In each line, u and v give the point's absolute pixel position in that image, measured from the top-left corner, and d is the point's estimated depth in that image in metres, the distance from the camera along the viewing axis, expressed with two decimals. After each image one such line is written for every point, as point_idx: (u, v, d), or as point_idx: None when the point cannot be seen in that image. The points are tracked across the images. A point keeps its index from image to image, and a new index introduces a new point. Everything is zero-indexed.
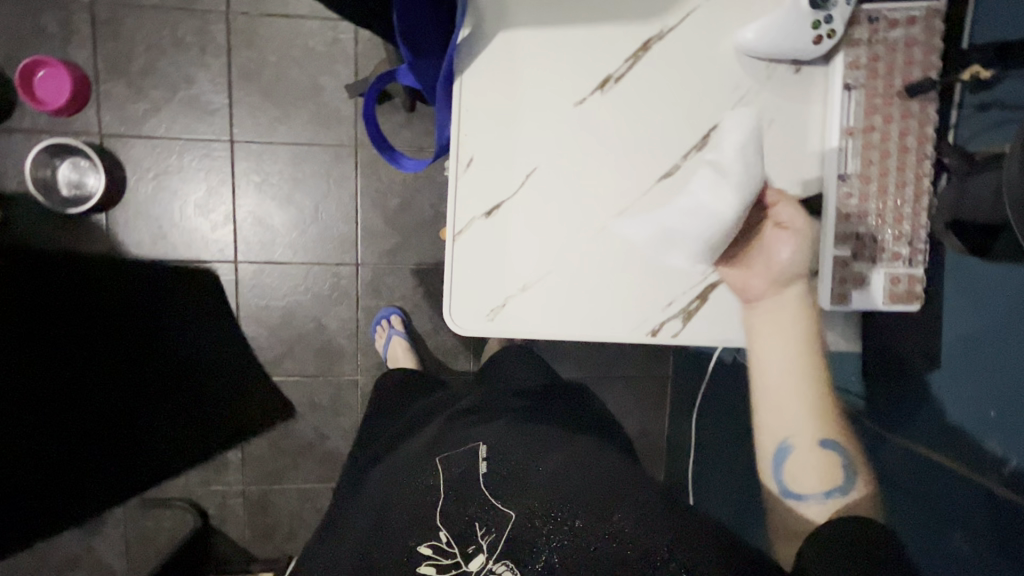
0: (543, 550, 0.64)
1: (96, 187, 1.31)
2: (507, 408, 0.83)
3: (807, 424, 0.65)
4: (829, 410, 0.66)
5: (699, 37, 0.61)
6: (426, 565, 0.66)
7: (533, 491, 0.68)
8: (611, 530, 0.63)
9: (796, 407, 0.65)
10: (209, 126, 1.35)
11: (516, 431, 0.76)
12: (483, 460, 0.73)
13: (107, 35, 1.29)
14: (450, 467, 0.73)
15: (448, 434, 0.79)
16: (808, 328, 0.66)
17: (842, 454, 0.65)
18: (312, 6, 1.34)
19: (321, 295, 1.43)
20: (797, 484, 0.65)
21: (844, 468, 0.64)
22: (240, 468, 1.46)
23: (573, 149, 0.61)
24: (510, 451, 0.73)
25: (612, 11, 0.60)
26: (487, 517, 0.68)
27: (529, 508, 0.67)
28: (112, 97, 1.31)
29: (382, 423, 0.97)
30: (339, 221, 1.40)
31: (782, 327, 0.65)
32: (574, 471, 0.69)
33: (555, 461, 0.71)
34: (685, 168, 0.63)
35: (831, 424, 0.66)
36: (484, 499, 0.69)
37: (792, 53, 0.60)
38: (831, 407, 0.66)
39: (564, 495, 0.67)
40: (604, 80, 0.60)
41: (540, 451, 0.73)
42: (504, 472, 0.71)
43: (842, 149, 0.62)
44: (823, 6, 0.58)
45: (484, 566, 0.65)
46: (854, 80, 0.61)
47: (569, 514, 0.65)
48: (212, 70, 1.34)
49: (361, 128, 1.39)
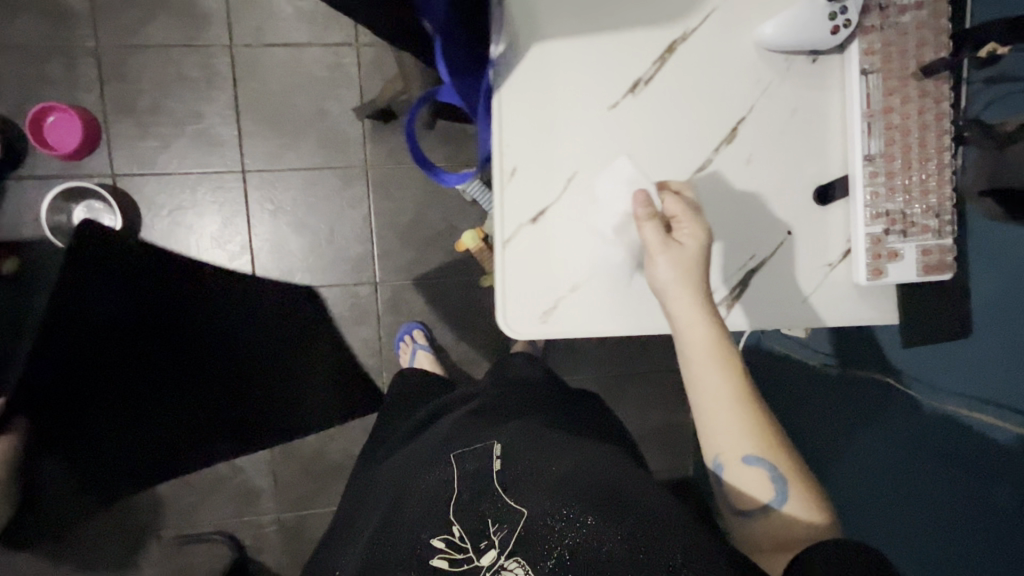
0: (554, 548, 0.64)
1: (111, 228, 1.31)
2: (524, 410, 0.85)
3: (734, 441, 0.58)
4: (759, 421, 0.58)
5: (721, 37, 0.64)
6: (438, 558, 0.67)
7: (543, 489, 0.68)
8: (622, 530, 0.63)
9: (717, 421, 0.58)
10: (218, 158, 1.36)
11: (530, 434, 0.76)
12: (496, 458, 0.73)
13: (113, 77, 1.31)
14: (463, 463, 0.73)
15: (461, 432, 0.79)
16: (719, 332, 0.59)
17: (771, 467, 0.57)
18: (312, 32, 1.36)
19: (341, 316, 1.44)
20: (736, 498, 0.59)
21: (776, 481, 0.57)
22: (273, 496, 1.46)
23: (609, 152, 0.64)
24: (527, 450, 0.73)
25: (637, 18, 0.62)
26: (500, 513, 0.68)
27: (541, 506, 0.67)
28: (121, 138, 1.32)
29: (399, 421, 0.99)
30: (355, 242, 1.42)
31: (696, 344, 0.59)
32: (586, 469, 0.69)
33: (567, 461, 0.71)
34: (717, 161, 0.66)
35: (758, 437, 0.58)
36: (497, 496, 0.69)
37: (811, 44, 0.63)
38: (761, 416, 0.58)
39: (573, 492, 0.67)
40: (635, 84, 0.63)
41: (557, 450, 0.73)
42: (517, 472, 0.71)
43: (864, 132, 0.65)
44: None
45: (496, 562, 0.65)
46: (870, 65, 0.64)
47: (580, 511, 0.65)
48: (218, 103, 1.34)
49: (369, 149, 1.40)
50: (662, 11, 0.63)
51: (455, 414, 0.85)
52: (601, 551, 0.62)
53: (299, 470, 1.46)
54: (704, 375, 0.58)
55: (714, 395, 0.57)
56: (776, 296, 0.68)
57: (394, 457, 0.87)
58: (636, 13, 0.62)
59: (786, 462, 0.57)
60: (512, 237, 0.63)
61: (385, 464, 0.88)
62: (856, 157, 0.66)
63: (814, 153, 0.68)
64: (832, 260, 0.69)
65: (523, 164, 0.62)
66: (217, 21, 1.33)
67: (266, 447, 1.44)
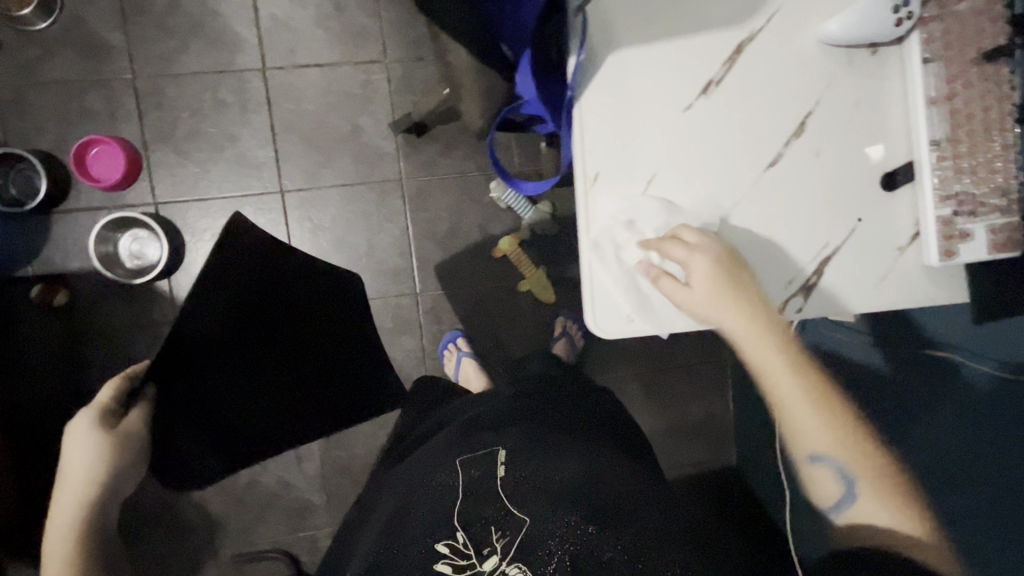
0: (551, 555, 0.65)
1: (157, 255, 1.33)
2: (545, 412, 0.85)
3: (817, 433, 0.61)
4: (841, 424, 0.62)
5: (785, 34, 0.66)
6: (443, 563, 0.67)
7: (546, 495, 0.70)
8: (623, 539, 0.65)
9: (789, 417, 0.63)
10: (257, 180, 1.38)
11: (539, 446, 0.77)
12: (500, 464, 0.74)
13: (151, 107, 1.33)
14: (469, 470, 0.74)
15: (470, 437, 0.80)
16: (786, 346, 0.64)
17: (836, 469, 0.61)
18: (343, 51, 1.38)
19: (384, 328, 1.45)
20: (816, 498, 0.64)
21: (842, 483, 0.61)
22: (326, 510, 1.47)
23: (687, 151, 0.66)
24: (535, 459, 0.74)
25: (705, 22, 0.65)
26: (504, 520, 0.69)
27: (541, 510, 0.68)
28: (161, 165, 1.34)
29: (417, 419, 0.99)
30: (393, 254, 1.44)
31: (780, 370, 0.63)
32: (593, 482, 0.71)
33: (572, 468, 0.73)
34: (788, 155, 0.68)
35: (841, 438, 0.61)
36: (501, 503, 0.70)
37: (875, 37, 0.66)
38: (841, 424, 0.62)
39: (573, 500, 0.69)
40: (708, 86, 0.65)
41: (559, 458, 0.75)
42: (523, 481, 0.72)
43: (928, 118, 0.67)
44: None
45: (498, 566, 0.67)
46: (931, 53, 0.66)
47: (581, 518, 0.67)
48: (254, 125, 1.37)
49: (403, 162, 1.42)
50: (729, 13, 0.65)
51: (463, 418, 0.87)
52: (604, 557, 0.64)
53: (351, 483, 1.47)
54: (765, 359, 0.63)
55: (781, 386, 0.62)
56: (850, 283, 0.71)
57: (403, 461, 0.89)
58: (705, 17, 0.65)
59: (860, 464, 0.61)
60: (598, 240, 0.66)
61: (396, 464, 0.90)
62: (921, 143, 0.68)
63: (879, 142, 0.70)
64: (901, 244, 0.71)
65: (605, 169, 0.65)
66: (249, 46, 1.35)
67: (317, 462, 1.46)
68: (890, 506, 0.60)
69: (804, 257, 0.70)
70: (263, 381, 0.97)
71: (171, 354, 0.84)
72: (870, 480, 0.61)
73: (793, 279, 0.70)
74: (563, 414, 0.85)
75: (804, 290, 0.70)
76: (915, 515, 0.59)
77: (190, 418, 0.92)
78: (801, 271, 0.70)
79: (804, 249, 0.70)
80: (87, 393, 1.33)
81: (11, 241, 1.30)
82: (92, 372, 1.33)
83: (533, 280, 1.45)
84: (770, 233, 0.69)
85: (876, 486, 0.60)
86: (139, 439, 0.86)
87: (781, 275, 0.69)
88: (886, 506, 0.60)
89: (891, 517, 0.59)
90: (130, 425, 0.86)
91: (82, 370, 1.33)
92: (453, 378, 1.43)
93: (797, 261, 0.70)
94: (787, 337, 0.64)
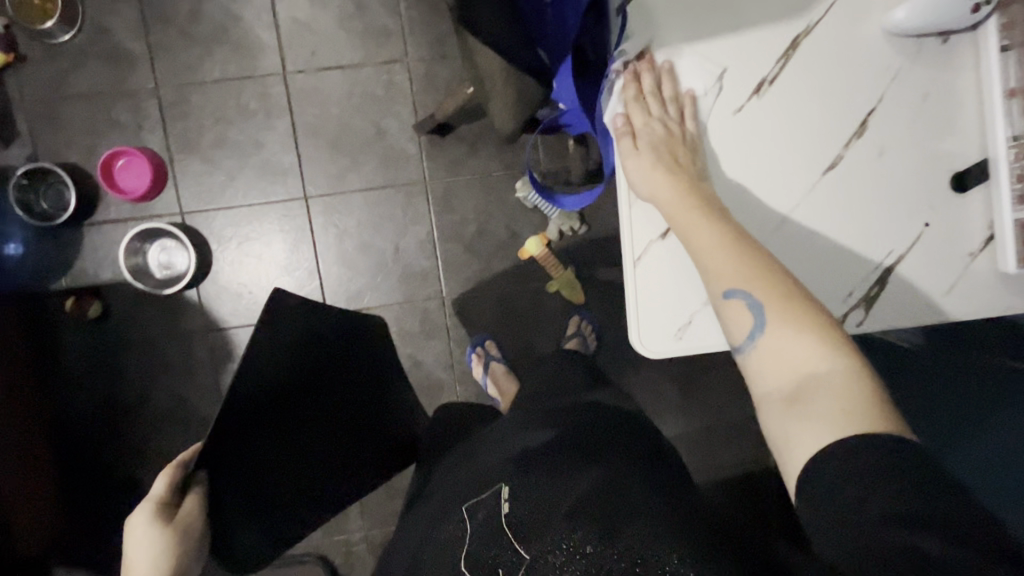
0: None
1: (186, 265, 1.33)
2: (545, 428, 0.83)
3: (721, 263, 0.55)
4: (795, 298, 0.52)
5: (847, 24, 0.61)
6: None
7: (549, 523, 0.68)
8: (621, 550, 0.63)
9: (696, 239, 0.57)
10: (282, 186, 1.37)
11: (540, 471, 0.74)
12: (505, 501, 0.73)
13: (175, 116, 1.33)
14: (477, 512, 0.74)
15: (478, 475, 0.80)
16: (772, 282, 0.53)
17: (744, 297, 0.54)
18: (365, 51, 1.35)
19: (413, 333, 1.44)
20: (732, 337, 0.54)
21: (754, 309, 0.53)
22: (360, 514, 1.47)
23: (738, 157, 0.62)
24: (537, 487, 0.73)
25: (758, 17, 0.60)
26: (508, 558, 0.68)
27: (545, 544, 0.67)
28: (187, 175, 1.34)
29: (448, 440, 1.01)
30: (420, 257, 1.41)
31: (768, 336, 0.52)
32: (595, 496, 0.69)
33: (575, 488, 0.71)
34: (848, 157, 0.63)
35: (771, 291, 0.53)
36: (507, 540, 0.69)
37: (950, 25, 0.60)
38: (801, 302, 0.52)
39: (570, 521, 0.67)
40: (761, 85, 0.61)
41: (558, 480, 0.73)
42: (529, 518, 0.70)
43: (1007, 112, 0.61)
44: None
45: None
46: (1012, 39, 0.60)
47: (580, 540, 0.65)
48: (278, 131, 1.35)
49: (429, 163, 1.39)
50: (784, 5, 0.60)
51: (473, 453, 0.87)
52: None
53: (384, 487, 1.47)
54: (693, 228, 0.57)
55: (715, 264, 0.55)
56: (914, 294, 0.66)
57: (426, 505, 0.88)
58: (757, 9, 0.60)
59: (765, 284, 0.53)
60: (642, 255, 0.62)
61: (419, 502, 0.90)
62: (998, 139, 0.62)
63: (950, 138, 0.64)
64: (973, 249, 0.66)
65: (651, 178, 0.61)
66: (271, 50, 1.33)
67: None
68: (810, 344, 0.50)
69: (866, 267, 0.65)
70: (328, 413, 1.01)
71: (240, 422, 0.84)
72: (784, 303, 0.52)
73: (852, 291, 0.65)
74: (571, 428, 0.81)
75: (865, 302, 0.65)
76: (868, 386, 0.47)
77: (248, 515, 0.88)
78: (862, 282, 0.65)
79: (865, 258, 0.65)
80: (123, 403, 1.35)
81: (45, 254, 1.31)
82: (127, 382, 1.35)
83: (563, 281, 1.41)
84: (828, 242, 0.64)
85: (793, 310, 0.52)
86: (201, 529, 0.76)
87: (840, 286, 0.65)
88: (813, 351, 0.50)
89: (808, 362, 0.49)
90: (189, 516, 0.75)
91: (117, 380, 1.35)
92: (483, 382, 1.40)
93: (857, 271, 0.65)
94: (715, 210, 0.58)
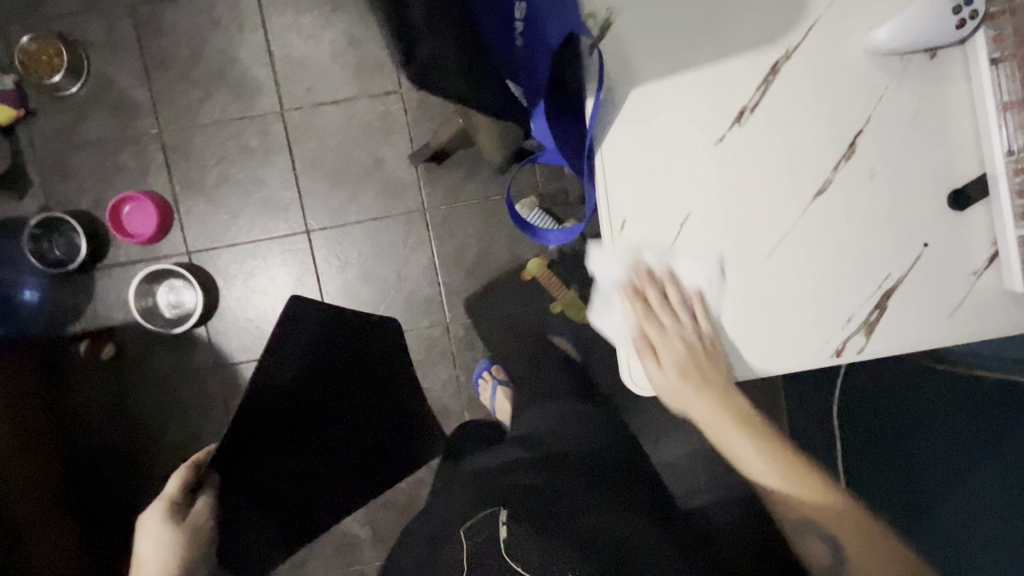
0: None
1: (193, 302, 1.35)
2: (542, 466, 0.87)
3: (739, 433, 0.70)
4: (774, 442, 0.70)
5: (828, 46, 0.60)
6: None
7: (550, 558, 0.70)
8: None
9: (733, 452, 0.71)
10: (284, 221, 1.39)
11: (542, 507, 0.77)
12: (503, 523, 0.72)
13: (178, 158, 1.36)
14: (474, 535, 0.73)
15: (477, 496, 0.81)
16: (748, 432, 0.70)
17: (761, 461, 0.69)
18: (359, 85, 1.37)
19: (418, 360, 1.44)
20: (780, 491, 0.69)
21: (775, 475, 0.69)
22: (374, 543, 1.47)
23: (722, 187, 0.60)
24: (535, 522, 0.73)
25: (734, 45, 0.59)
26: None
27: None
28: (192, 215, 1.37)
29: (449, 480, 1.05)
30: (422, 284, 1.42)
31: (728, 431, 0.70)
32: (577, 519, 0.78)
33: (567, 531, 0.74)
34: (837, 180, 0.61)
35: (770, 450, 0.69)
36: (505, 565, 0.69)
37: (934, 41, 0.58)
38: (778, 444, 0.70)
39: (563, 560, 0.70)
40: (742, 113, 0.60)
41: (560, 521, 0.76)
42: (526, 550, 0.70)
43: (1002, 126, 0.59)
44: None
45: None
46: (1000, 52, 0.58)
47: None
48: (278, 167, 1.38)
49: (427, 191, 1.40)
50: (760, 31, 0.59)
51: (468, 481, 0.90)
52: None
53: (396, 516, 1.46)
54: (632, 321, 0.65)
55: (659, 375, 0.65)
56: (918, 317, 0.63)
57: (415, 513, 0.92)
58: (732, 38, 0.59)
59: (763, 449, 0.69)
60: None
61: (416, 525, 0.88)
62: (994, 154, 0.60)
63: (945, 155, 0.62)
64: (977, 268, 0.63)
65: (632, 214, 0.60)
66: (269, 89, 1.36)
67: None
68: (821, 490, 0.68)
69: (864, 291, 0.63)
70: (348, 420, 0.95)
71: (240, 438, 0.79)
72: (778, 454, 0.69)
73: (851, 317, 0.63)
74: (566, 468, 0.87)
75: (865, 329, 0.63)
76: (813, 486, 0.68)
77: (265, 511, 0.88)
78: (860, 307, 0.63)
79: (863, 282, 0.63)
80: (137, 440, 1.37)
81: (59, 299, 1.35)
82: (141, 420, 1.37)
83: (567, 300, 1.41)
84: (822, 268, 0.62)
85: (785, 468, 0.69)
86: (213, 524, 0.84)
87: (838, 313, 0.63)
88: (819, 486, 0.69)
89: (819, 501, 0.68)
90: (205, 509, 0.82)
91: (131, 418, 1.37)
92: (491, 406, 1.39)
93: (855, 296, 0.63)
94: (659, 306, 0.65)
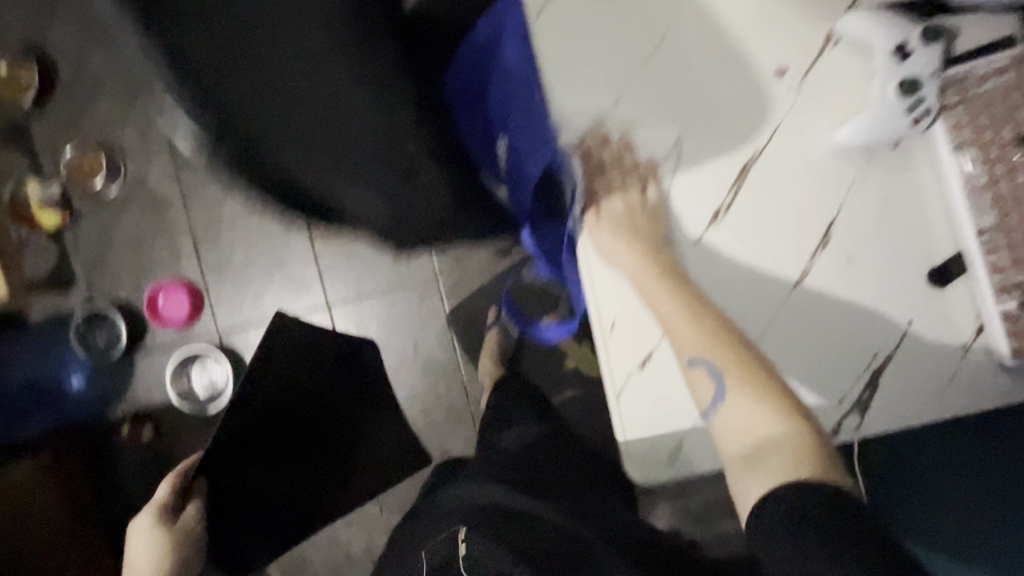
0: None
1: (224, 380, 1.43)
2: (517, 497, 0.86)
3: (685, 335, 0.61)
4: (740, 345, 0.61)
5: (794, 147, 0.64)
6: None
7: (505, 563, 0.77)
8: None
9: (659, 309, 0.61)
10: (305, 297, 1.47)
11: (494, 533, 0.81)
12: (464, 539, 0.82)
13: (206, 246, 1.46)
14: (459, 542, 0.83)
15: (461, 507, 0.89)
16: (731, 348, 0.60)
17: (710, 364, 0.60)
18: None
19: (439, 422, 1.48)
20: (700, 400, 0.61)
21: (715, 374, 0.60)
22: None
23: (706, 283, 0.64)
24: (495, 531, 0.81)
25: (704, 151, 0.64)
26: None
27: None
28: (220, 297, 1.46)
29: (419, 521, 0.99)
30: (438, 348, 1.47)
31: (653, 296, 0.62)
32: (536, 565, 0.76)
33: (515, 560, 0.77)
34: (816, 266, 0.64)
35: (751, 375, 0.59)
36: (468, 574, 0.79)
37: (893, 136, 0.61)
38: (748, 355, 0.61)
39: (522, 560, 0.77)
40: (717, 214, 0.64)
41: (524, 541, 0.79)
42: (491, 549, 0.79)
43: (972, 208, 0.62)
44: (912, 90, 0.59)
45: None
46: (962, 140, 0.62)
47: None
48: (297, 247, 1.46)
49: (438, 259, 1.47)
50: (727, 138, 0.64)
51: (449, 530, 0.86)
52: None
53: None
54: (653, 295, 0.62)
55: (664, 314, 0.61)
56: (913, 392, 0.65)
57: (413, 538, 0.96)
58: (702, 146, 0.64)
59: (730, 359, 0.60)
60: (625, 386, 0.64)
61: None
62: (966, 234, 0.63)
63: (919, 236, 0.65)
64: (966, 341, 0.65)
65: (622, 314, 0.64)
66: None
67: None
68: (767, 411, 0.57)
69: (855, 370, 0.65)
70: None
71: None
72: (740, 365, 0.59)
73: (844, 396, 0.65)
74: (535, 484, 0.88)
75: (859, 407, 0.65)
76: (811, 439, 0.55)
77: None
78: (852, 386, 0.65)
79: (853, 361, 0.65)
80: None
81: (101, 384, 1.44)
82: None
83: (580, 355, 1.44)
84: (811, 351, 0.65)
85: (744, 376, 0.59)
86: None
87: (831, 393, 0.65)
88: (775, 419, 0.57)
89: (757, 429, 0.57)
90: None
91: None
92: None
93: (846, 376, 0.65)
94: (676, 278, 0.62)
